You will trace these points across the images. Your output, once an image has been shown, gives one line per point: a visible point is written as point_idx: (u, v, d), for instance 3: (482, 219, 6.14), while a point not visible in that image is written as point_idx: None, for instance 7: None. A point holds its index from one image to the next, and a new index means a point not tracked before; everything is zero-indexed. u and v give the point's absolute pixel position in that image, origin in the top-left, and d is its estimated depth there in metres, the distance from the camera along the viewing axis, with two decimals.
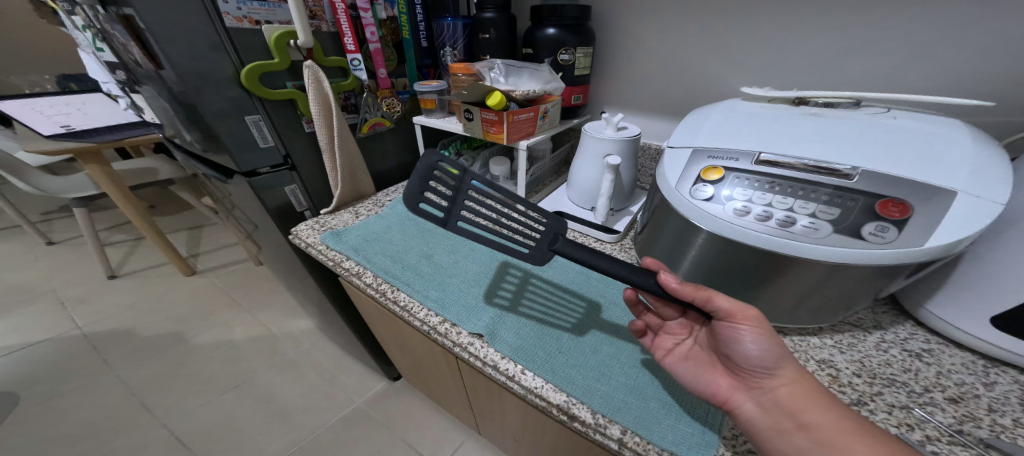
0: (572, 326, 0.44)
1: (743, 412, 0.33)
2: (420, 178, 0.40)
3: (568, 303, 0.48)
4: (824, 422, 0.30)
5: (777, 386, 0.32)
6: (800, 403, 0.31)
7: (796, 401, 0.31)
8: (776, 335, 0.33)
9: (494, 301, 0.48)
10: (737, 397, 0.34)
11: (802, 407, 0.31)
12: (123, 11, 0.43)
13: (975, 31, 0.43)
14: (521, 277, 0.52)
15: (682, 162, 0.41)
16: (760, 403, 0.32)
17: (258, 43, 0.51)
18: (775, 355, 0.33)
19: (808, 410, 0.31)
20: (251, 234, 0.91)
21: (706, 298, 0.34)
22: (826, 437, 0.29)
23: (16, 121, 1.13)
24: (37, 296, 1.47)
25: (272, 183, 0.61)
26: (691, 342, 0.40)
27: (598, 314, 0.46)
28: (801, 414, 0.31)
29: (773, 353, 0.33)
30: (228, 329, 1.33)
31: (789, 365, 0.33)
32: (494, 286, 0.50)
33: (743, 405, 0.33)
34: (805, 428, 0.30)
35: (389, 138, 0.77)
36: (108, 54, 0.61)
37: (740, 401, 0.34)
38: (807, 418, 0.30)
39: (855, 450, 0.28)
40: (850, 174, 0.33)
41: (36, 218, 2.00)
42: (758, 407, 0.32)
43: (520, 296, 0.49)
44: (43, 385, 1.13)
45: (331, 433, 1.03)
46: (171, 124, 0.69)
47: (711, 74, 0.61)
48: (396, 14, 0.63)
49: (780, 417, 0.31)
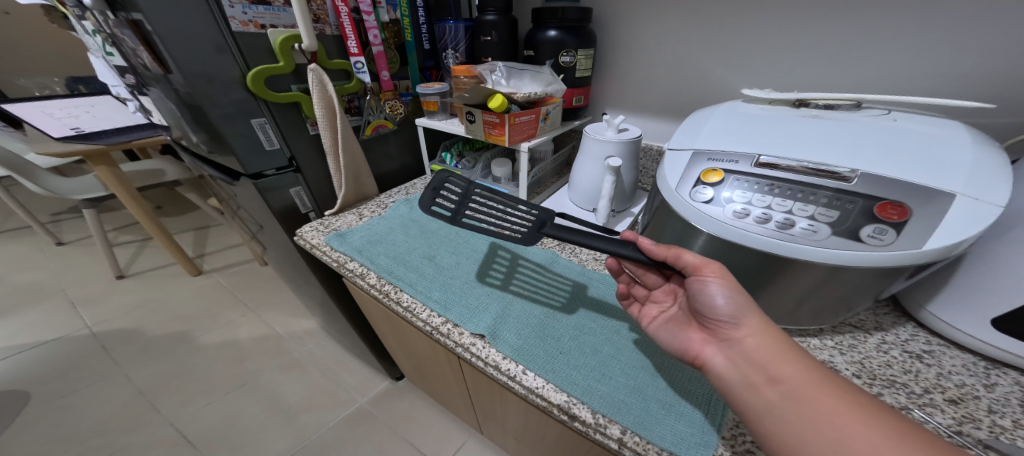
0: (565, 309, 0.47)
1: (713, 365, 0.34)
2: (431, 188, 0.44)
3: (557, 284, 0.51)
4: (791, 373, 0.30)
5: (744, 338, 0.33)
6: (767, 355, 0.32)
7: (765, 355, 0.32)
8: (740, 287, 0.34)
9: (486, 280, 0.52)
10: (708, 351, 0.35)
11: (769, 360, 0.31)
12: (132, 16, 0.44)
13: (975, 32, 0.43)
14: (510, 260, 0.56)
15: (683, 164, 0.41)
16: (730, 357, 0.33)
17: (264, 47, 0.52)
18: (739, 306, 0.34)
19: (776, 363, 0.31)
20: (256, 234, 0.92)
21: (676, 255, 0.36)
22: (795, 389, 0.30)
23: (25, 122, 1.15)
24: (47, 296, 1.50)
25: (278, 185, 0.62)
26: (675, 308, 0.42)
27: (584, 292, 0.50)
28: (769, 367, 0.31)
29: (738, 304, 0.34)
30: (234, 329, 1.35)
31: (756, 318, 0.34)
32: (487, 263, 0.55)
33: (714, 360, 0.34)
34: (774, 381, 0.30)
35: (392, 140, 0.77)
36: (117, 59, 0.63)
37: (710, 354, 0.35)
38: (776, 371, 0.31)
39: (819, 399, 0.29)
40: (849, 176, 0.33)
41: (46, 218, 2.04)
42: (727, 361, 0.33)
43: (513, 276, 0.53)
44: (54, 384, 1.15)
45: (335, 431, 1.04)
46: (179, 126, 0.69)
47: (713, 75, 0.61)
48: (398, 17, 0.64)
49: (749, 370, 0.32)
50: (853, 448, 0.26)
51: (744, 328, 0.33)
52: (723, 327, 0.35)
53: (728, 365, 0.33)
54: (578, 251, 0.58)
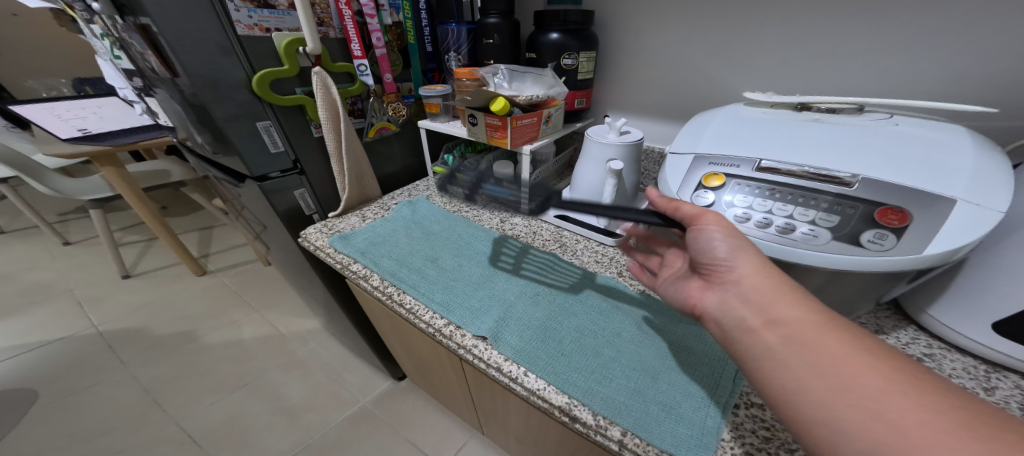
0: (571, 290, 0.51)
1: (714, 310, 0.35)
2: None
3: (564, 268, 0.55)
4: (793, 316, 0.30)
5: (741, 280, 0.33)
6: (768, 297, 0.31)
7: (764, 297, 0.31)
8: (736, 230, 0.34)
9: (499, 265, 0.56)
10: (707, 296, 0.36)
11: (770, 303, 0.31)
12: (141, 21, 0.45)
13: (975, 39, 0.43)
14: (521, 249, 0.59)
15: (684, 168, 0.41)
16: (725, 301, 0.34)
17: (269, 50, 0.53)
18: (732, 248, 0.34)
19: (778, 305, 0.31)
20: (260, 235, 0.93)
21: (674, 207, 0.37)
22: (798, 331, 0.29)
23: (33, 123, 1.16)
24: (54, 295, 1.52)
25: (283, 187, 0.63)
26: (681, 263, 0.44)
27: (592, 278, 0.53)
28: (771, 311, 0.31)
29: (733, 246, 0.34)
30: (238, 329, 1.36)
31: (749, 260, 0.33)
32: (497, 253, 0.58)
33: (711, 306, 0.35)
34: (774, 325, 0.30)
35: (395, 142, 0.78)
36: (124, 62, 0.64)
37: (709, 299, 0.35)
38: (776, 314, 0.31)
39: (824, 342, 0.28)
40: (850, 181, 0.33)
41: (53, 218, 2.06)
42: (722, 306, 0.34)
43: (523, 261, 0.56)
44: (62, 382, 1.17)
45: (337, 431, 1.05)
46: (184, 128, 0.70)
47: (714, 77, 0.61)
48: (401, 19, 0.65)
49: (748, 314, 0.32)
50: (859, 389, 0.26)
51: (740, 270, 0.33)
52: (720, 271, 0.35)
53: (728, 309, 0.33)
54: (579, 253, 0.58)
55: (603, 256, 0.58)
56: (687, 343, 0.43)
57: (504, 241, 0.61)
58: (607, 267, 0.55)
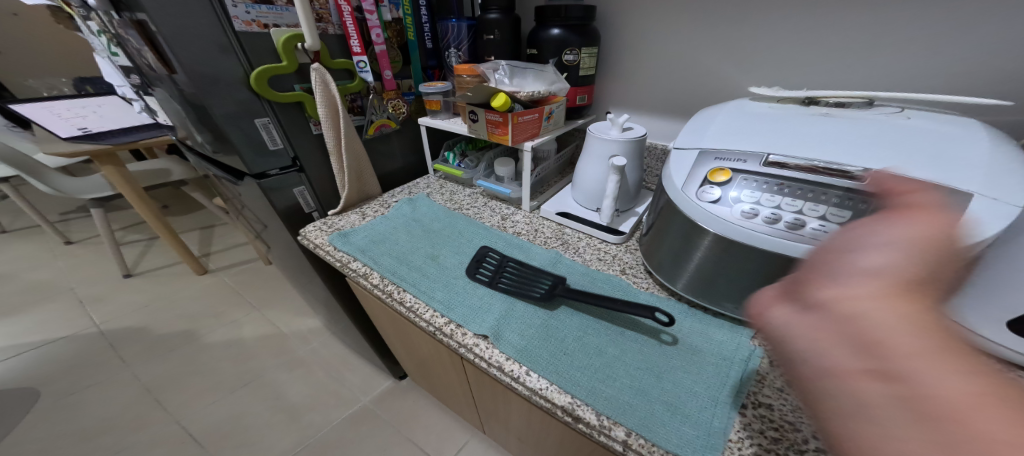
0: (545, 307, 0.47)
1: (784, 326, 0.21)
2: None
3: (542, 281, 0.50)
4: (936, 374, 0.16)
5: (865, 302, 0.18)
6: (889, 329, 0.17)
7: (886, 328, 0.17)
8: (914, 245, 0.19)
9: (475, 277, 0.52)
10: (776, 308, 0.21)
11: (897, 343, 0.17)
12: (137, 17, 0.44)
13: (986, 32, 0.42)
14: (500, 259, 0.55)
15: (689, 164, 0.40)
16: (809, 323, 0.19)
17: (267, 47, 0.52)
18: (885, 252, 0.19)
19: (902, 345, 0.17)
20: (260, 233, 0.92)
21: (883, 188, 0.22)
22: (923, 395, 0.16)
23: (33, 122, 1.16)
24: (55, 294, 1.52)
25: (282, 184, 0.62)
26: None
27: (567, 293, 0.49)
28: (883, 346, 0.17)
29: (876, 251, 0.20)
30: (239, 328, 1.36)
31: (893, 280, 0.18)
32: (476, 263, 0.54)
33: (781, 321, 0.21)
34: (883, 371, 0.17)
35: (395, 139, 0.77)
36: (122, 59, 0.63)
37: (778, 312, 0.21)
38: (897, 356, 0.17)
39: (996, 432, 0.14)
40: (862, 175, 0.33)
41: (55, 218, 2.06)
42: (806, 327, 0.20)
43: (501, 273, 0.52)
44: (63, 382, 1.17)
45: (338, 430, 1.05)
46: (183, 126, 0.70)
47: (718, 72, 0.60)
48: (400, 16, 0.64)
49: (840, 340, 0.18)
50: None
51: (853, 286, 0.19)
52: (812, 278, 0.21)
53: (812, 333, 0.19)
54: (581, 251, 0.58)
55: (606, 254, 0.57)
56: (692, 342, 0.42)
57: (486, 250, 0.56)
58: (609, 265, 0.55)
